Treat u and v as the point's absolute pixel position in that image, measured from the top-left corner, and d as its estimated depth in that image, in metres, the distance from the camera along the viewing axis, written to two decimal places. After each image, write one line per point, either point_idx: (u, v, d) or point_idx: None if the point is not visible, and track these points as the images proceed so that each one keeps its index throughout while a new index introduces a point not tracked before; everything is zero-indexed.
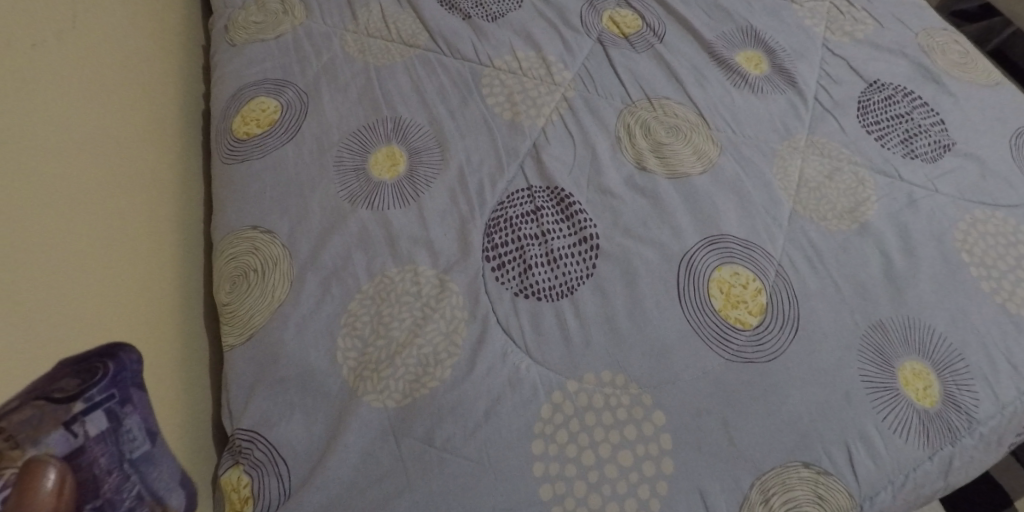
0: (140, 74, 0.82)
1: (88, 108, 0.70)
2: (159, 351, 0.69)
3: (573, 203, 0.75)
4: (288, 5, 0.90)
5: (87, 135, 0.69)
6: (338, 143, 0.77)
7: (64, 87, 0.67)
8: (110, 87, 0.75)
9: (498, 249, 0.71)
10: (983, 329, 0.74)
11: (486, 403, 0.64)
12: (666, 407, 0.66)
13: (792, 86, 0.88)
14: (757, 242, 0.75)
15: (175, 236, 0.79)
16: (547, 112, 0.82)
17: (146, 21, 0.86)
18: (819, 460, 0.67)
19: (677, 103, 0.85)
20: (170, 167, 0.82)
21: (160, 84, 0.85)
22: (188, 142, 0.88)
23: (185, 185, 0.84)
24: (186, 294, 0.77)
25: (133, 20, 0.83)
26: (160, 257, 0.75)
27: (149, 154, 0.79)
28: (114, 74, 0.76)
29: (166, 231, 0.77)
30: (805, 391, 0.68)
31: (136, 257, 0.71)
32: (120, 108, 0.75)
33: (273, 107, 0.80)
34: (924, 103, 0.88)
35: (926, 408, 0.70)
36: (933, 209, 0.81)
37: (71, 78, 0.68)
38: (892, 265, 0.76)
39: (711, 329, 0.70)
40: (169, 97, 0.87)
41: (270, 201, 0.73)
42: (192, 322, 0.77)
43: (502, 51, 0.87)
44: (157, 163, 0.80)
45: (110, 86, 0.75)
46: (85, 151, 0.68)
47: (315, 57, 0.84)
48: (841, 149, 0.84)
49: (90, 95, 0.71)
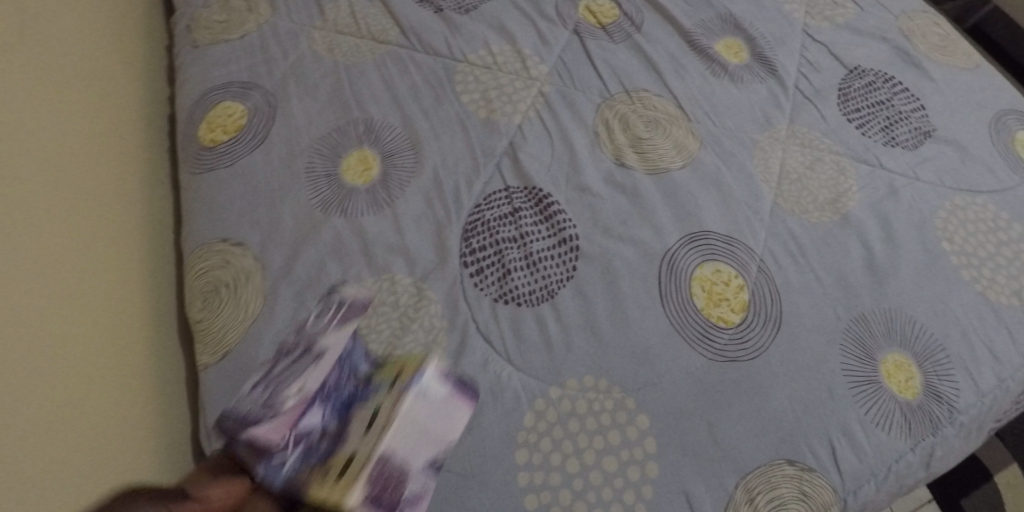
0: (101, 94, 0.79)
1: (48, 112, 0.69)
2: (129, 355, 0.69)
3: (552, 203, 0.74)
4: (252, 3, 0.87)
5: (49, 137, 0.68)
6: (308, 149, 0.75)
7: (20, 86, 0.66)
8: (68, 84, 0.73)
9: (476, 253, 0.70)
10: (964, 318, 0.75)
11: (468, 414, 0.63)
12: (650, 410, 0.65)
13: (773, 74, 0.87)
14: (738, 238, 0.75)
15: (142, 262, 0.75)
16: (523, 108, 0.80)
17: (101, 29, 0.83)
18: (803, 457, 0.66)
19: (656, 95, 0.83)
20: (135, 187, 0.79)
21: (124, 99, 0.83)
22: (155, 142, 0.86)
23: (153, 206, 0.81)
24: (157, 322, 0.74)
25: (87, 18, 0.81)
26: (128, 257, 0.74)
27: (112, 152, 0.77)
28: (69, 92, 0.73)
29: (134, 232, 0.76)
30: (788, 389, 0.68)
31: (99, 286, 0.68)
32: (75, 126, 0.72)
33: (240, 111, 0.77)
34: (905, 89, 0.88)
35: (909, 400, 0.70)
36: (914, 197, 0.80)
37: (28, 77, 0.67)
38: (874, 256, 0.76)
39: (693, 329, 0.69)
40: (134, 113, 0.84)
41: (240, 210, 0.71)
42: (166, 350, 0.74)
43: (476, 45, 0.84)
44: (119, 186, 0.76)
45: (67, 106, 0.72)
46: (47, 151, 0.67)
47: (282, 57, 0.82)
48: (822, 138, 0.83)
49: (47, 94, 0.69)
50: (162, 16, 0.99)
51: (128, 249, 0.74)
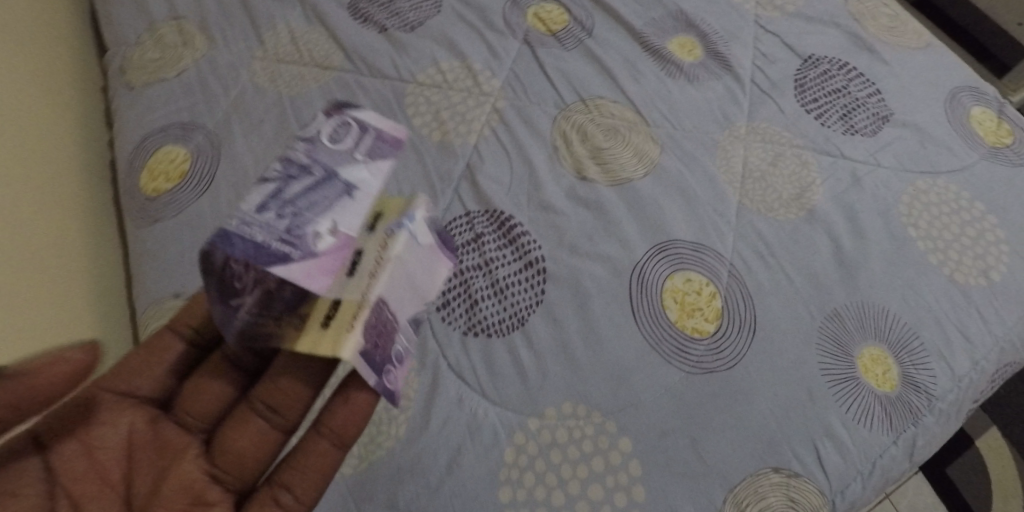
0: (47, 152, 0.80)
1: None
2: None
3: (515, 225, 0.73)
4: (187, 37, 0.86)
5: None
6: (258, 190, 0.73)
7: None
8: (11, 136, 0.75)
9: (441, 285, 0.70)
10: (936, 304, 0.74)
11: (447, 456, 0.63)
12: (632, 432, 0.64)
13: (728, 70, 0.86)
14: (707, 243, 0.73)
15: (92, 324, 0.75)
16: (477, 127, 0.79)
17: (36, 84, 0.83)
18: (789, 463, 0.66)
19: (612, 101, 0.82)
20: (88, 252, 0.79)
21: (66, 149, 0.83)
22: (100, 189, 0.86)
23: (106, 271, 0.81)
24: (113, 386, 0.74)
25: (22, 71, 0.81)
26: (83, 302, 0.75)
27: (59, 201, 0.79)
28: (18, 155, 0.75)
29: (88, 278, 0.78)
30: (769, 395, 0.67)
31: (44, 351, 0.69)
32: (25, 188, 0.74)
33: (182, 154, 0.76)
34: (860, 74, 0.87)
35: (887, 393, 0.70)
36: (877, 184, 0.79)
37: None
38: (843, 250, 0.75)
39: (669, 343, 0.68)
40: (75, 162, 0.84)
41: (192, 261, 0.71)
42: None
43: (424, 64, 0.83)
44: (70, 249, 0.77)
45: (12, 162, 0.74)
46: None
47: (223, 93, 0.81)
48: (782, 132, 0.82)
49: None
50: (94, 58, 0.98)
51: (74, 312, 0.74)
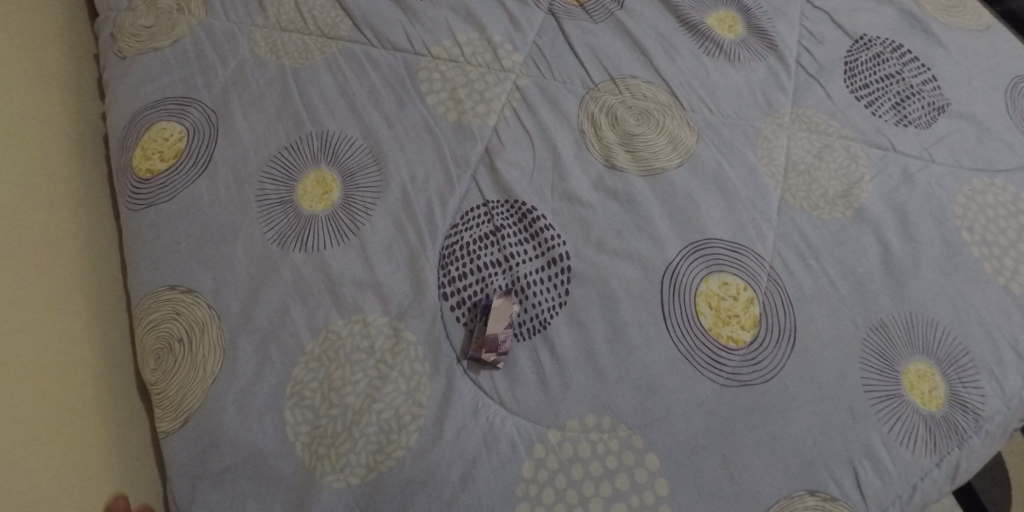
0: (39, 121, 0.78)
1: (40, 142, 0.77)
2: (100, 365, 0.71)
3: (538, 218, 0.67)
4: (183, 2, 0.80)
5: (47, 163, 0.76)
6: (258, 172, 0.70)
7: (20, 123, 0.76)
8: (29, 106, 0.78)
9: (456, 283, 0.64)
10: (987, 316, 0.68)
11: (461, 469, 0.59)
12: (659, 449, 0.60)
13: (772, 50, 0.79)
14: (745, 243, 0.68)
15: (95, 323, 0.72)
16: (497, 107, 0.73)
17: (20, 70, 0.79)
18: (826, 485, 0.61)
19: (646, 81, 0.75)
20: (96, 223, 0.78)
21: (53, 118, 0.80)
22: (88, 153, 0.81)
23: (103, 240, 0.78)
24: (116, 385, 0.71)
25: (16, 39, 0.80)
26: (105, 281, 0.76)
27: (83, 178, 0.80)
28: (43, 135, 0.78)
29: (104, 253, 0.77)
30: (807, 410, 0.62)
31: (42, 341, 0.67)
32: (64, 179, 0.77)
33: (178, 132, 0.73)
34: (914, 58, 0.80)
35: (933, 412, 0.65)
36: (930, 183, 0.73)
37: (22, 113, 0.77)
38: (891, 254, 0.69)
39: (701, 353, 0.63)
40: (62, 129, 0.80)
41: (190, 251, 0.67)
42: (131, 423, 0.71)
43: (440, 36, 0.76)
44: (70, 240, 0.75)
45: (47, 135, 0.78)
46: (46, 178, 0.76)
47: (221, 64, 0.76)
48: (830, 121, 0.75)
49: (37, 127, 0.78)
50: (87, 25, 0.91)
51: (80, 309, 0.72)
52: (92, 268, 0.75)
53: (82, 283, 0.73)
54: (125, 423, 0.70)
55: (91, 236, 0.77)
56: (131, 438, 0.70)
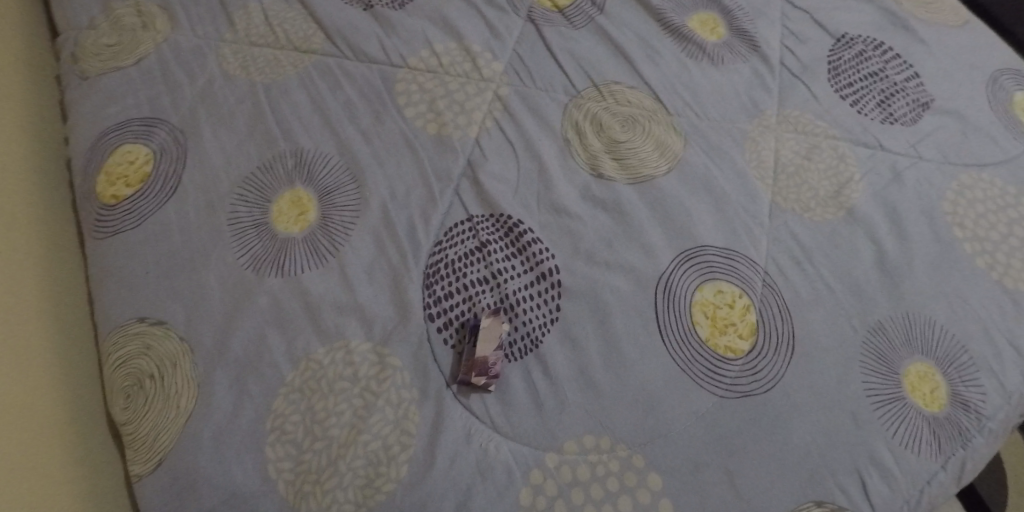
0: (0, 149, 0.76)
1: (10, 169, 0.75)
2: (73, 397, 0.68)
3: (525, 232, 0.65)
4: (147, 19, 0.77)
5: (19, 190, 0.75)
6: (230, 195, 0.67)
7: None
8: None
9: (442, 302, 0.62)
10: (984, 314, 0.66)
11: (455, 500, 0.56)
12: (661, 467, 0.58)
13: (755, 51, 0.77)
14: (739, 248, 0.66)
15: (59, 356, 0.69)
16: (478, 117, 0.70)
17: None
18: (833, 496, 0.59)
19: (630, 87, 0.73)
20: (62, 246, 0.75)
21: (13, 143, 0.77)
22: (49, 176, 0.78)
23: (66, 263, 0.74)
24: (85, 428, 0.67)
25: None
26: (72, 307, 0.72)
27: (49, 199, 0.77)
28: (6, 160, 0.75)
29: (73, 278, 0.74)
30: (809, 419, 0.61)
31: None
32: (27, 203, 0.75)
33: (144, 155, 0.69)
34: (896, 55, 0.79)
35: (936, 413, 0.63)
36: (919, 180, 0.72)
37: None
38: (886, 254, 0.68)
39: (699, 365, 0.61)
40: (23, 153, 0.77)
41: (159, 280, 0.64)
42: (96, 459, 0.66)
43: (417, 46, 0.74)
44: (31, 272, 0.71)
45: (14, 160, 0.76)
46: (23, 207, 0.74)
47: (188, 82, 0.73)
48: (817, 121, 0.74)
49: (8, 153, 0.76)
50: (48, 45, 0.87)
51: (41, 345, 0.68)
52: (54, 302, 0.71)
53: (45, 318, 0.70)
54: (92, 458, 0.66)
55: (54, 268, 0.73)
56: (99, 475, 0.66)
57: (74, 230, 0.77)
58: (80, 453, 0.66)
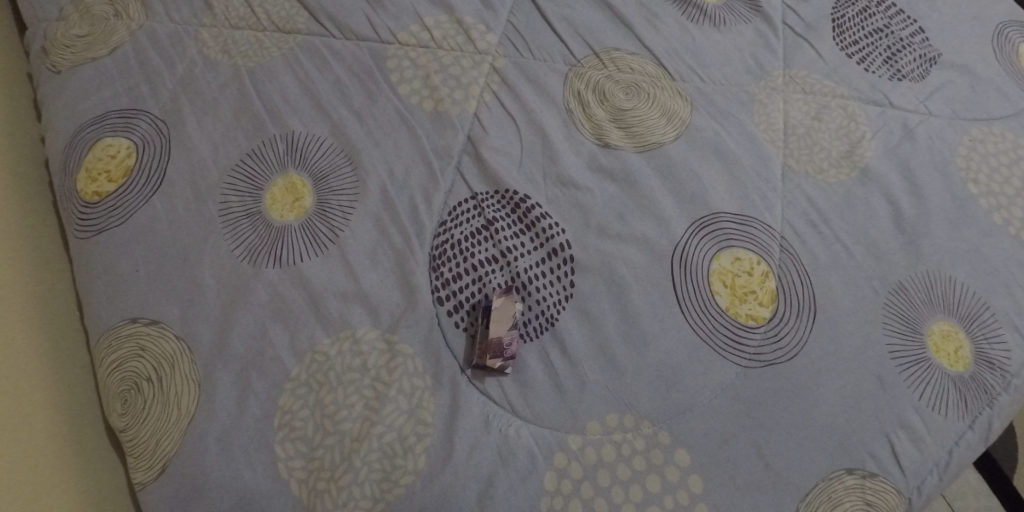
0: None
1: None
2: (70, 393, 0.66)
3: (532, 207, 0.63)
4: (120, 6, 0.73)
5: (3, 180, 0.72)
6: (220, 183, 0.63)
7: None
8: None
9: (451, 285, 0.59)
10: (1006, 269, 0.64)
11: (477, 488, 0.54)
12: (687, 442, 0.56)
13: (757, 11, 0.74)
14: (754, 214, 0.64)
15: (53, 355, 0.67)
16: (476, 92, 0.67)
17: None
18: (864, 462, 0.58)
19: (631, 53, 0.70)
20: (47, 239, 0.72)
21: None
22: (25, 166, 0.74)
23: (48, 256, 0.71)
24: (80, 437, 0.65)
25: None
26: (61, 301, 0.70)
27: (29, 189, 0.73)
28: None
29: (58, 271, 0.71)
30: (836, 385, 0.59)
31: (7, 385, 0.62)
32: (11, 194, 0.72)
33: (125, 148, 0.66)
34: (900, 11, 0.75)
35: (961, 372, 0.61)
36: (931, 136, 0.69)
37: None
38: (902, 214, 0.65)
39: (721, 335, 0.59)
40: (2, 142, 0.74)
41: (150, 278, 0.60)
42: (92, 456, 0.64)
43: (406, 21, 0.71)
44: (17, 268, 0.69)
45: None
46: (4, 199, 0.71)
47: (167, 70, 0.69)
48: (824, 81, 0.71)
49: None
50: (14, 35, 0.82)
51: (34, 348, 0.66)
52: (43, 305, 0.68)
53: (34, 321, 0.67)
54: (87, 453, 0.64)
55: (42, 269, 0.70)
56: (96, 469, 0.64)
57: (57, 230, 0.73)
58: (76, 451, 0.63)
